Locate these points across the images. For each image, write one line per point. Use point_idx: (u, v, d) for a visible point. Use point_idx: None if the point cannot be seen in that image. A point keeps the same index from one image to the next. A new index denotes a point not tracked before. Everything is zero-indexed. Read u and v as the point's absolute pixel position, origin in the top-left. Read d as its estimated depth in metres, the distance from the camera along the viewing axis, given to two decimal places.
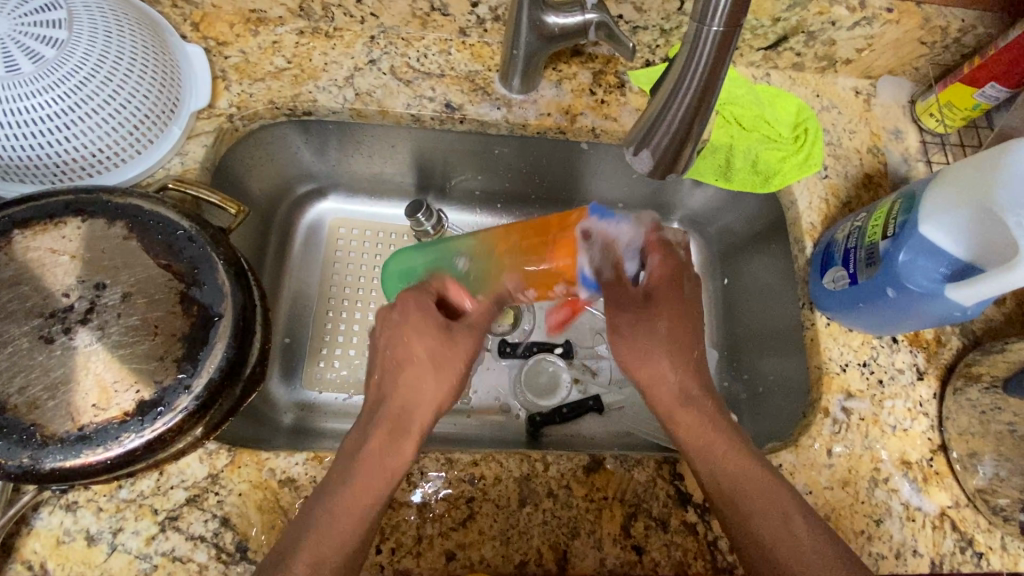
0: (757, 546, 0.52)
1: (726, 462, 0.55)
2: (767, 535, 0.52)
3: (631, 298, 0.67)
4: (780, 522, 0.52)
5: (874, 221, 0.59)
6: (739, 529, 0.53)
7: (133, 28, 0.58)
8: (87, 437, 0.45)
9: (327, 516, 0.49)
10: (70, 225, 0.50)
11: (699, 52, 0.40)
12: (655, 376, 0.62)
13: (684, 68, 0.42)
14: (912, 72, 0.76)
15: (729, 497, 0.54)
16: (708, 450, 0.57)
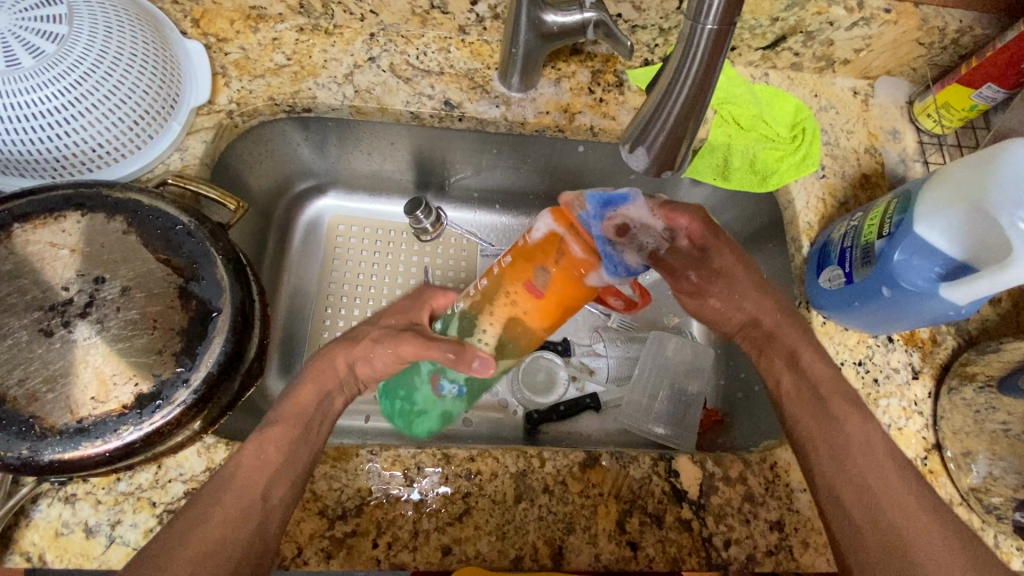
0: (874, 504, 0.51)
1: (856, 424, 0.55)
2: (884, 496, 0.51)
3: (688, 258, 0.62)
4: (890, 482, 0.51)
5: (870, 220, 0.59)
6: (852, 484, 0.52)
7: (133, 24, 0.59)
8: (85, 429, 0.45)
9: (227, 488, 0.48)
10: (69, 219, 0.50)
11: (693, 51, 0.40)
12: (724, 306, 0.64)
13: (678, 67, 0.42)
14: (910, 72, 0.77)
15: (844, 442, 0.54)
16: (816, 400, 0.57)
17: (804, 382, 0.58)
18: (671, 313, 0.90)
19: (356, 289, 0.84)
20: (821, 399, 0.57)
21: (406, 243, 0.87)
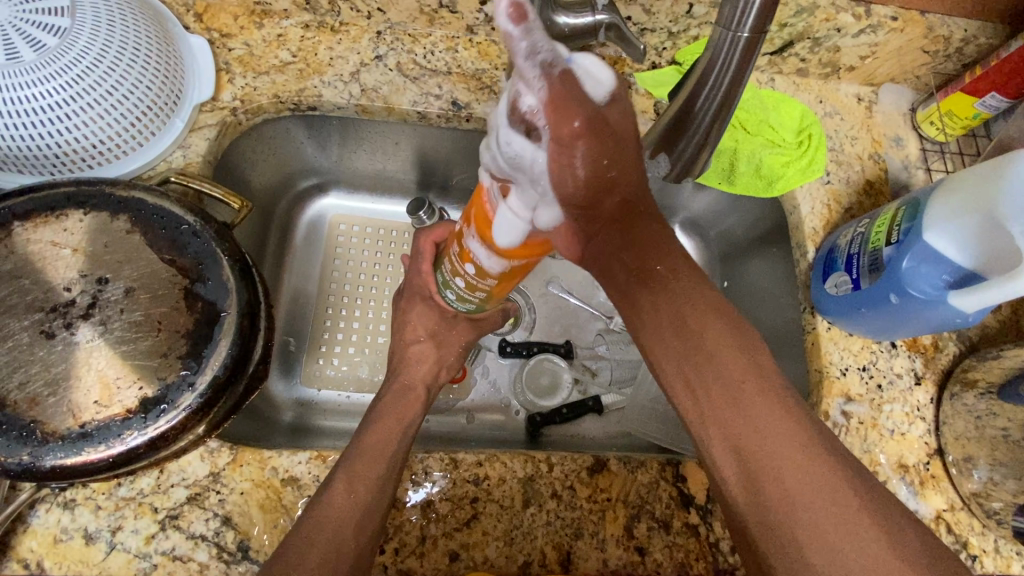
0: (755, 458, 0.40)
1: (742, 380, 0.41)
2: (762, 438, 0.40)
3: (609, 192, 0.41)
4: (772, 425, 0.40)
5: (878, 227, 0.60)
6: (744, 443, 0.40)
7: (136, 17, 0.57)
8: (88, 434, 0.44)
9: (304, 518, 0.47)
10: (71, 218, 0.49)
11: (727, 58, 0.40)
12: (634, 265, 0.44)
13: (707, 74, 0.42)
14: (913, 80, 0.77)
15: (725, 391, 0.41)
16: (701, 355, 0.42)
17: (686, 331, 0.43)
18: None
19: (358, 289, 0.83)
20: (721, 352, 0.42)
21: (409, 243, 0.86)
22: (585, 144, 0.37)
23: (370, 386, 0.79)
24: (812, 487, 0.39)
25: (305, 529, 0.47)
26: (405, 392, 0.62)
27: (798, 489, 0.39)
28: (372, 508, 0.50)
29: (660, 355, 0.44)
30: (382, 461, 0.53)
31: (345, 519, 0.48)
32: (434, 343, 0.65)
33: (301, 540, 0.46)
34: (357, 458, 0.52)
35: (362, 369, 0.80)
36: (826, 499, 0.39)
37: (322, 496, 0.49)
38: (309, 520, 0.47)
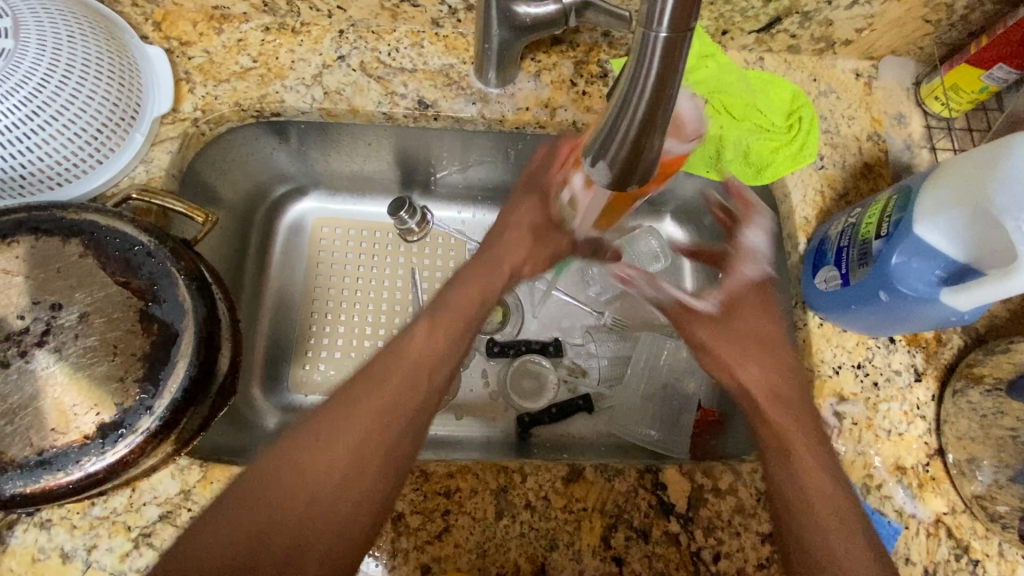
0: (789, 499, 0.52)
1: (749, 373, 0.59)
2: (806, 486, 0.52)
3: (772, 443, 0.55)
4: (804, 449, 0.54)
5: (869, 217, 0.55)
6: (785, 488, 0.52)
7: (85, 32, 0.56)
8: (46, 461, 0.44)
9: (342, 424, 0.49)
10: (22, 244, 0.48)
11: (640, 74, 0.29)
12: (803, 441, 0.54)
13: (624, 97, 0.31)
14: (916, 51, 0.72)
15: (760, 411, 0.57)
16: (780, 460, 0.54)
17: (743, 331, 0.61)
18: None
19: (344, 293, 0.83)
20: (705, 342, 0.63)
21: (392, 244, 0.86)
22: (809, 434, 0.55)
23: None
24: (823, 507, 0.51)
25: (328, 419, 0.50)
26: (487, 276, 0.60)
27: (823, 510, 0.50)
28: (383, 418, 0.50)
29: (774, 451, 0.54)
30: (422, 378, 0.53)
31: (366, 438, 0.49)
32: (535, 238, 0.63)
33: (300, 454, 0.48)
34: (405, 360, 0.53)
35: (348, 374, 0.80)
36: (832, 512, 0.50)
37: (331, 426, 0.49)
38: (302, 450, 0.48)
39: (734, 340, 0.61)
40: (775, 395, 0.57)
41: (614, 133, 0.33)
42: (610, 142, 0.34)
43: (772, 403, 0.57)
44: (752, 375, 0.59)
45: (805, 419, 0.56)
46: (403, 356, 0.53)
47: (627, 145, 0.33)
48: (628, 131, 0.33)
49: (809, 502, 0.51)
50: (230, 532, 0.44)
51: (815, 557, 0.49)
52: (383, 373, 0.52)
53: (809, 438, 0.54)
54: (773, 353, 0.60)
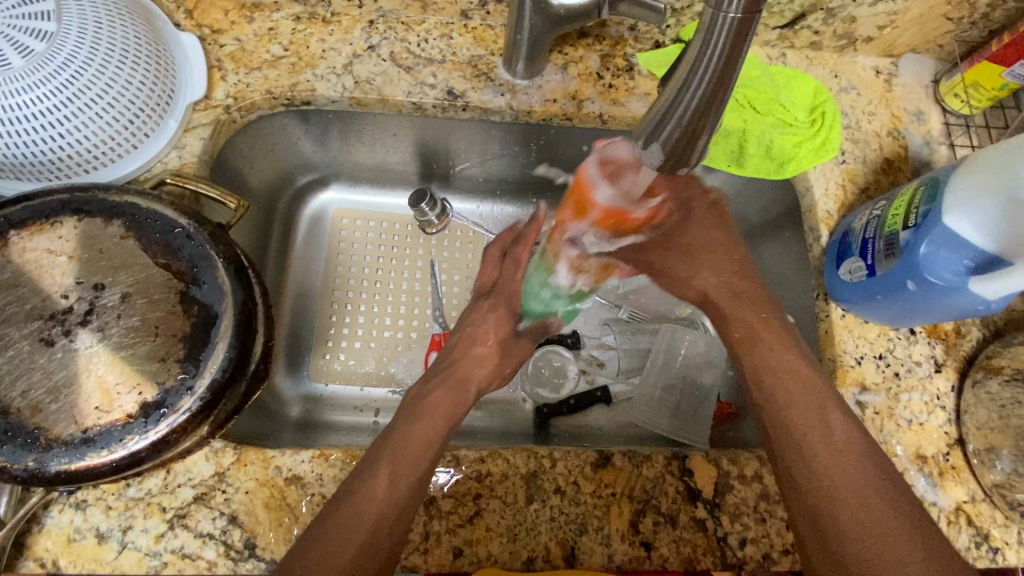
0: (812, 475, 0.53)
1: (774, 358, 0.60)
2: (819, 460, 0.53)
3: (800, 415, 0.56)
4: (818, 423, 0.55)
5: (895, 209, 0.56)
6: (801, 472, 0.53)
7: (124, 16, 0.57)
8: (91, 439, 0.45)
9: (415, 420, 0.58)
10: (66, 225, 0.49)
11: (706, 53, 0.33)
12: (832, 417, 0.55)
13: (687, 78, 0.36)
14: (936, 49, 0.73)
15: (767, 393, 0.59)
16: (796, 429, 0.55)
17: (692, 242, 0.69)
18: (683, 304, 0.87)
19: (363, 284, 0.83)
20: (723, 312, 0.67)
21: (412, 236, 0.86)
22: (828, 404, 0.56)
23: (377, 378, 0.80)
24: (846, 472, 0.52)
25: (404, 414, 0.58)
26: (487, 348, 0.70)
27: (847, 488, 0.51)
28: (433, 450, 0.55)
29: (784, 424, 0.56)
30: (473, 379, 0.66)
31: (438, 415, 0.59)
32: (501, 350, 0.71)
33: (366, 474, 0.51)
34: (457, 364, 0.66)
35: (369, 363, 0.80)
36: (856, 478, 0.52)
37: (405, 416, 0.58)
38: (392, 431, 0.56)
39: (755, 308, 0.65)
40: (805, 363, 0.59)
41: (672, 111, 0.37)
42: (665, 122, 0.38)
43: (799, 370, 0.58)
44: (782, 361, 0.59)
45: (816, 390, 0.57)
46: (461, 359, 0.67)
47: (682, 124, 0.38)
48: (686, 110, 0.37)
49: (828, 479, 0.52)
50: (346, 512, 0.48)
51: (843, 529, 0.49)
52: (454, 375, 0.65)
53: (820, 411, 0.55)
54: (778, 329, 0.62)
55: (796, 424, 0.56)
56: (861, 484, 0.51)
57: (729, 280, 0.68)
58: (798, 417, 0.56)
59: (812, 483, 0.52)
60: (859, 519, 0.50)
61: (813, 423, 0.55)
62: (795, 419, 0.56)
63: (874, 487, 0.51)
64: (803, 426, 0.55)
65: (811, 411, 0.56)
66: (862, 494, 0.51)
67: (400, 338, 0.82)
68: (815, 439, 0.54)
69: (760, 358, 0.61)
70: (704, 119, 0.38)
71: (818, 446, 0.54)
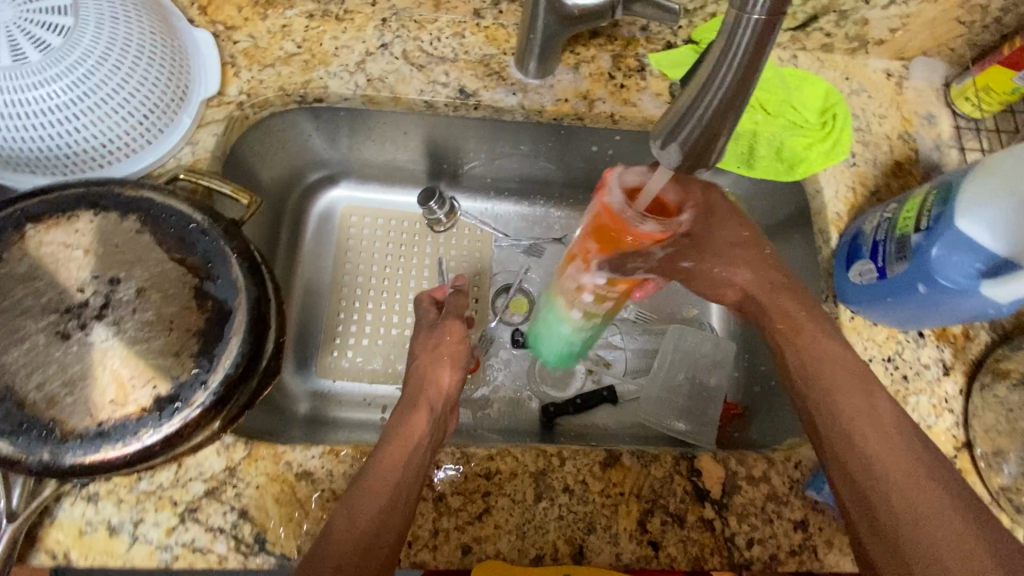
0: (862, 464, 0.49)
1: (815, 348, 0.56)
2: (872, 451, 0.49)
3: (850, 402, 0.52)
4: (866, 411, 0.51)
5: (906, 212, 0.57)
6: (852, 461, 0.50)
7: (140, 13, 0.57)
8: (105, 432, 0.45)
9: (406, 415, 0.57)
10: (82, 219, 0.50)
11: (731, 51, 0.34)
12: (868, 407, 0.52)
13: (709, 76, 0.36)
14: (947, 53, 0.73)
15: (811, 380, 0.55)
16: (845, 426, 0.51)
17: (720, 242, 0.62)
18: (690, 305, 0.88)
19: (371, 281, 0.84)
20: (762, 308, 0.62)
21: (420, 234, 0.87)
22: (865, 385, 0.53)
23: (385, 376, 0.80)
24: (905, 459, 0.48)
25: (400, 411, 0.58)
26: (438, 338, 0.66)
27: (901, 474, 0.48)
28: (422, 449, 0.54)
29: (822, 415, 0.53)
30: (455, 363, 0.64)
31: (424, 413, 0.58)
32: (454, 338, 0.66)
33: (369, 481, 0.50)
34: (435, 351, 0.65)
35: (376, 361, 0.81)
36: (910, 465, 0.48)
37: (398, 418, 0.57)
38: (397, 425, 0.55)
39: (796, 298, 0.60)
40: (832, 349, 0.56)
41: (693, 109, 0.37)
42: (685, 121, 0.38)
43: (842, 357, 0.55)
44: (825, 354, 0.56)
45: (860, 374, 0.54)
46: (435, 344, 0.65)
47: (703, 123, 0.37)
48: (708, 107, 0.36)
49: (880, 465, 0.48)
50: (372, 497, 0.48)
51: (898, 516, 0.46)
52: (430, 369, 0.63)
53: (865, 397, 0.52)
54: (820, 317, 0.59)
55: (840, 413, 0.52)
56: (913, 471, 0.48)
57: (765, 275, 0.62)
58: (842, 408, 0.52)
59: (867, 479, 0.48)
60: (919, 514, 0.45)
61: (866, 414, 0.51)
62: (826, 410, 0.53)
63: (927, 477, 0.47)
64: (854, 420, 0.51)
65: (854, 398, 0.53)
66: (918, 484, 0.47)
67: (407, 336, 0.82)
68: (862, 424, 0.51)
69: (799, 348, 0.57)
70: (725, 118, 0.37)
71: (865, 435, 0.50)
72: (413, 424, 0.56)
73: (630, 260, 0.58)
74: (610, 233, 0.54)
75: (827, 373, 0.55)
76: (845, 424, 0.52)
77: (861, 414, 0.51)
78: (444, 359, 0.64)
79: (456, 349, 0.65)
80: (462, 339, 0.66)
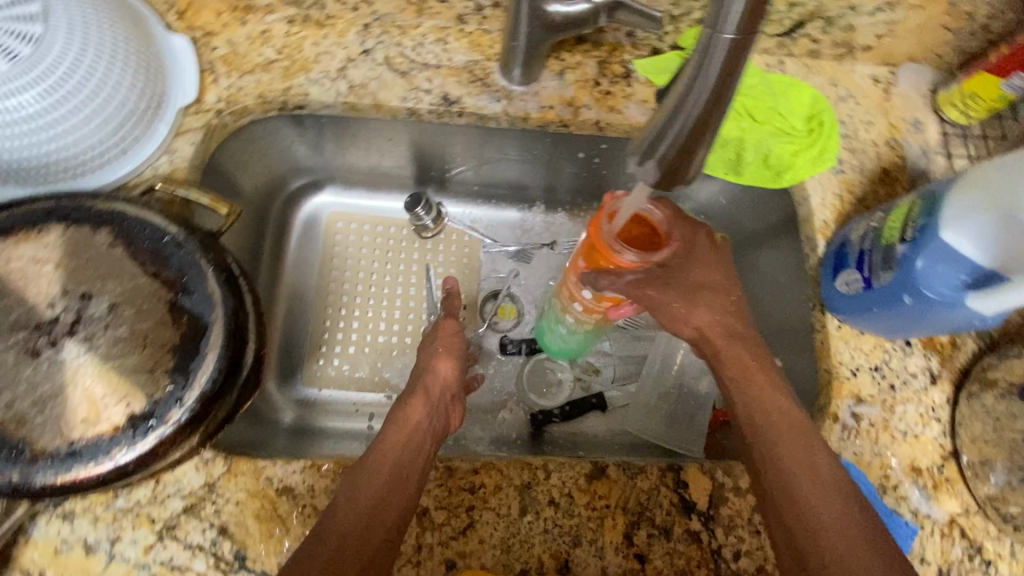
0: (797, 514, 0.49)
1: (766, 393, 0.55)
2: (795, 480, 0.50)
3: (784, 430, 0.53)
4: (795, 444, 0.52)
5: (892, 222, 0.56)
6: (779, 496, 0.50)
7: (113, 20, 0.56)
8: (77, 452, 0.44)
9: (407, 403, 0.58)
10: (52, 233, 0.48)
11: (704, 68, 0.33)
12: (803, 445, 0.52)
13: (684, 92, 0.35)
14: (934, 59, 0.73)
15: (761, 429, 0.53)
16: (778, 455, 0.52)
17: (692, 282, 0.57)
18: None
19: (357, 289, 0.83)
20: (717, 351, 0.58)
21: (407, 240, 0.86)
22: (797, 426, 0.53)
23: (371, 385, 0.79)
24: (825, 495, 0.49)
25: (403, 399, 0.59)
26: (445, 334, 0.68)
27: (825, 524, 0.48)
28: (420, 436, 0.54)
29: (757, 444, 0.53)
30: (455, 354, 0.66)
31: (426, 405, 0.58)
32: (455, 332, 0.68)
33: (370, 467, 0.50)
34: (438, 342, 0.67)
35: (363, 369, 0.80)
36: (833, 502, 0.49)
37: (398, 408, 0.58)
38: (390, 420, 0.56)
39: (750, 347, 0.57)
40: (771, 384, 0.55)
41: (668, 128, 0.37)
42: (660, 140, 0.38)
43: (782, 392, 0.55)
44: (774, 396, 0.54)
45: (803, 429, 0.53)
46: (437, 338, 0.67)
47: (679, 140, 0.37)
48: (684, 123, 0.36)
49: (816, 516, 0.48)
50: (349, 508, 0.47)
51: (821, 554, 0.47)
52: (431, 357, 0.64)
53: (806, 450, 0.52)
54: (769, 364, 0.57)
55: (777, 444, 0.52)
56: (834, 506, 0.49)
57: (728, 318, 0.58)
58: (778, 436, 0.53)
59: (792, 506, 0.49)
60: (835, 545, 0.47)
61: (803, 451, 0.52)
62: (764, 442, 0.53)
63: (840, 507, 0.49)
64: (783, 452, 0.52)
65: (787, 427, 0.53)
66: (840, 515, 0.48)
67: (393, 344, 0.81)
68: (789, 456, 0.51)
69: (751, 397, 0.55)
70: (701, 135, 0.37)
71: (792, 467, 0.51)
72: (405, 418, 0.56)
73: (605, 278, 0.56)
74: (596, 251, 0.56)
75: (770, 406, 0.54)
76: (780, 450, 0.52)
77: (798, 447, 0.52)
78: (442, 352, 0.65)
79: (451, 343, 0.67)
80: (458, 334, 0.68)
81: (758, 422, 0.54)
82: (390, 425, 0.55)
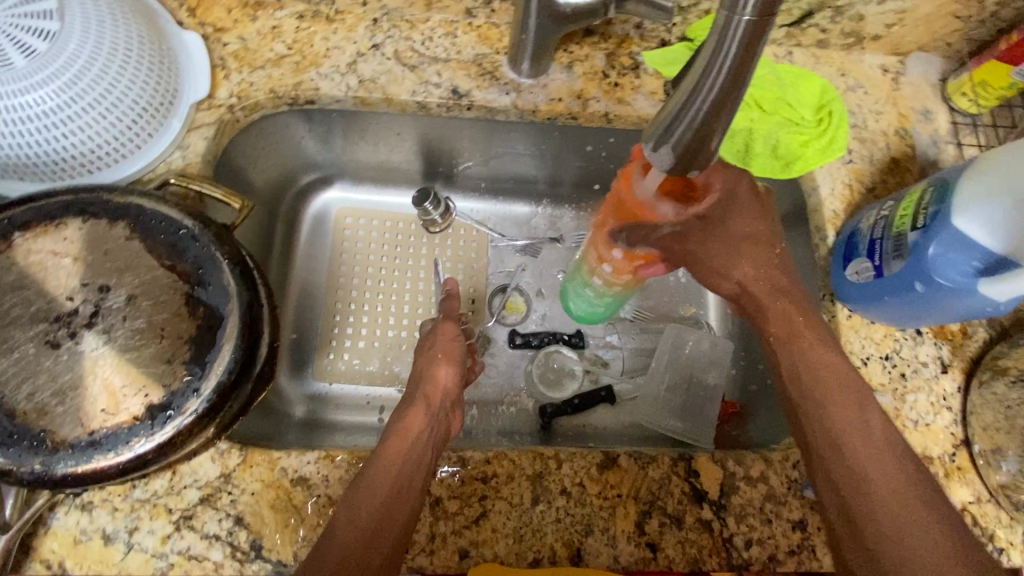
0: (852, 483, 0.50)
1: (814, 357, 0.55)
2: (853, 457, 0.50)
3: (836, 403, 0.53)
4: (853, 419, 0.52)
5: (903, 209, 0.56)
6: (840, 475, 0.50)
7: (126, 17, 0.57)
8: (97, 441, 0.45)
9: (407, 411, 0.58)
10: (70, 227, 0.49)
11: (719, 53, 0.34)
12: (856, 417, 0.52)
13: (699, 78, 0.36)
14: (943, 48, 0.72)
15: (808, 400, 0.54)
16: (835, 432, 0.52)
17: (734, 234, 0.58)
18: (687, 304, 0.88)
19: (366, 283, 0.83)
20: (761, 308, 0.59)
21: (416, 235, 0.86)
22: (855, 396, 0.53)
23: (381, 378, 0.80)
24: (884, 470, 0.49)
25: (403, 404, 0.60)
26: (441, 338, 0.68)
27: (890, 499, 0.48)
28: (422, 443, 0.54)
29: (812, 421, 0.53)
30: (454, 357, 0.66)
31: (428, 406, 0.59)
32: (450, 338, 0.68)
33: (371, 474, 0.50)
34: (434, 347, 0.67)
35: (373, 363, 0.80)
36: (891, 477, 0.49)
37: (400, 412, 0.58)
38: (397, 421, 0.57)
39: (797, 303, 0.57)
40: (824, 354, 0.55)
41: (682, 115, 0.38)
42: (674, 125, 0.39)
43: (831, 361, 0.55)
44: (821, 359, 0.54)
45: (860, 401, 0.53)
46: (433, 342, 0.68)
47: (692, 127, 0.38)
48: (698, 110, 0.37)
49: (872, 486, 0.49)
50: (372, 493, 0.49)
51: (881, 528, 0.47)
52: (428, 361, 0.65)
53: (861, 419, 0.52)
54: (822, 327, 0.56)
55: (831, 419, 0.52)
56: (893, 482, 0.49)
57: (769, 273, 0.59)
58: (834, 417, 0.52)
59: (853, 484, 0.50)
60: (901, 520, 0.47)
61: (855, 426, 0.52)
62: (817, 417, 0.53)
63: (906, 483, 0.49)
64: (838, 431, 0.52)
65: (840, 403, 0.53)
66: (897, 490, 0.49)
67: (402, 337, 0.81)
68: (844, 430, 0.52)
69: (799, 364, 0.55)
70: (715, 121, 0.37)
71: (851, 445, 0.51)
72: (411, 419, 0.57)
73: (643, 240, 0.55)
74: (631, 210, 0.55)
75: (822, 378, 0.54)
76: (834, 429, 0.52)
77: (849, 421, 0.52)
78: (443, 354, 0.66)
79: (451, 345, 0.67)
80: (456, 337, 0.69)
81: (804, 395, 0.54)
82: (393, 428, 0.56)
